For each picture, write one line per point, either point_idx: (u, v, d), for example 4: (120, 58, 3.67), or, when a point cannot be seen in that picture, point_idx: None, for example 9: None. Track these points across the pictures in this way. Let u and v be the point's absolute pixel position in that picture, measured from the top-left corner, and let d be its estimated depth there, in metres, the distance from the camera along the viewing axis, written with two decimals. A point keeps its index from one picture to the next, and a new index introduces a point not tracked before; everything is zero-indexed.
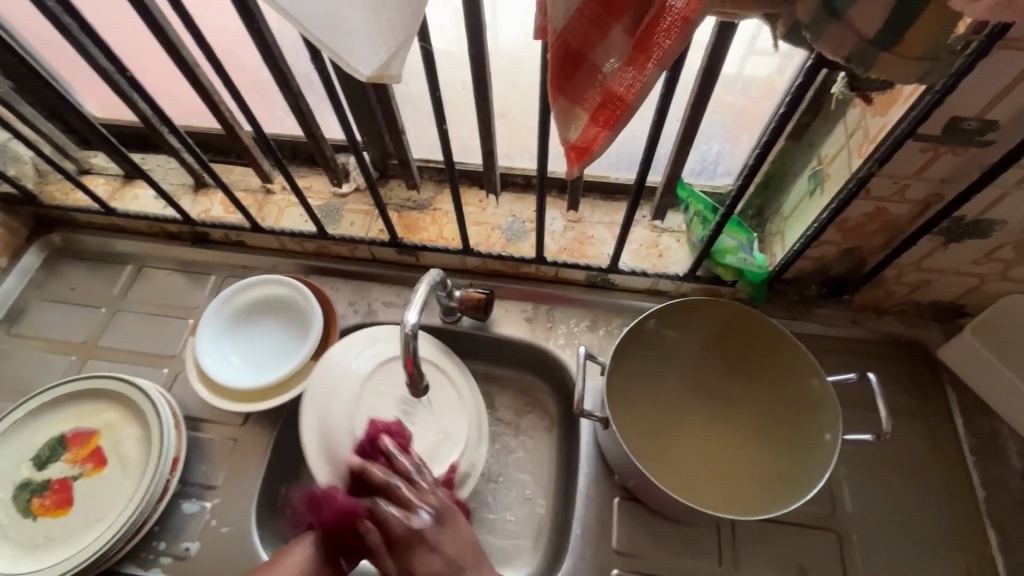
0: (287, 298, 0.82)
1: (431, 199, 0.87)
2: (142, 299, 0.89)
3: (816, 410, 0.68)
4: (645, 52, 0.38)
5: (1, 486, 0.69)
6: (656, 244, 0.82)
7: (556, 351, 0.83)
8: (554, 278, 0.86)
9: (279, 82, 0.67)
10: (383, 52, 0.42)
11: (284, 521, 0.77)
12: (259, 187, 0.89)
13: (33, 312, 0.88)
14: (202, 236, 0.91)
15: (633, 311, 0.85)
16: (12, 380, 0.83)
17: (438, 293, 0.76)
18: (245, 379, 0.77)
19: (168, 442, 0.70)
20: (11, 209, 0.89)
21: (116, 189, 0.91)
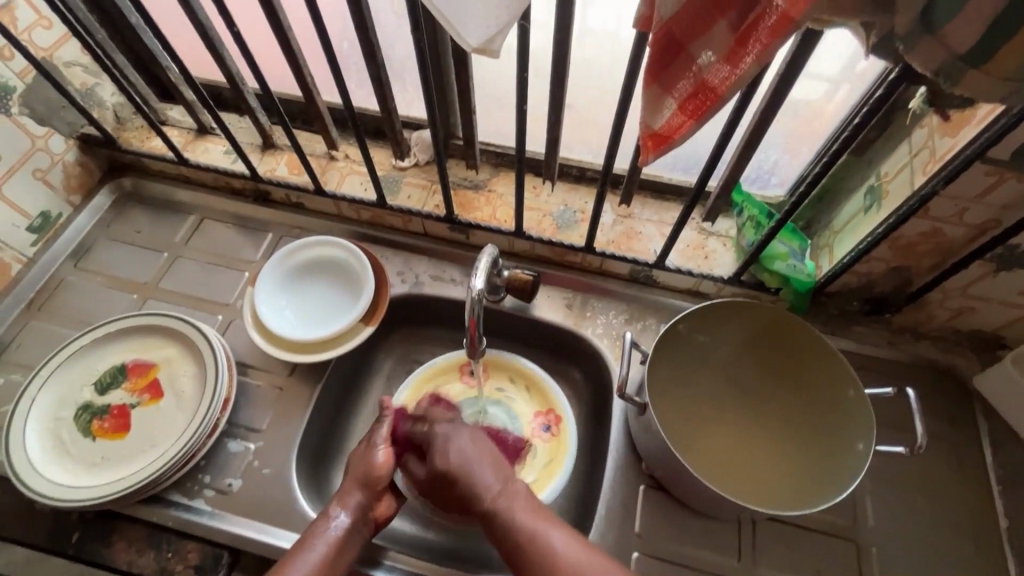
0: (343, 261, 0.86)
1: (487, 181, 0.90)
2: (202, 248, 0.93)
3: (848, 419, 0.70)
4: (744, 48, 0.40)
5: (64, 405, 0.73)
6: (702, 246, 0.84)
7: (593, 339, 0.85)
8: (598, 269, 0.88)
9: (367, 51, 0.71)
10: (493, 26, 0.45)
11: (320, 472, 0.80)
12: (324, 153, 0.93)
13: (99, 249, 0.93)
14: (263, 194, 0.95)
15: (671, 310, 0.87)
16: (75, 310, 0.87)
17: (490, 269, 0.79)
18: (297, 331, 0.81)
19: (222, 383, 0.73)
20: (90, 150, 0.93)
21: (189, 141, 0.95)
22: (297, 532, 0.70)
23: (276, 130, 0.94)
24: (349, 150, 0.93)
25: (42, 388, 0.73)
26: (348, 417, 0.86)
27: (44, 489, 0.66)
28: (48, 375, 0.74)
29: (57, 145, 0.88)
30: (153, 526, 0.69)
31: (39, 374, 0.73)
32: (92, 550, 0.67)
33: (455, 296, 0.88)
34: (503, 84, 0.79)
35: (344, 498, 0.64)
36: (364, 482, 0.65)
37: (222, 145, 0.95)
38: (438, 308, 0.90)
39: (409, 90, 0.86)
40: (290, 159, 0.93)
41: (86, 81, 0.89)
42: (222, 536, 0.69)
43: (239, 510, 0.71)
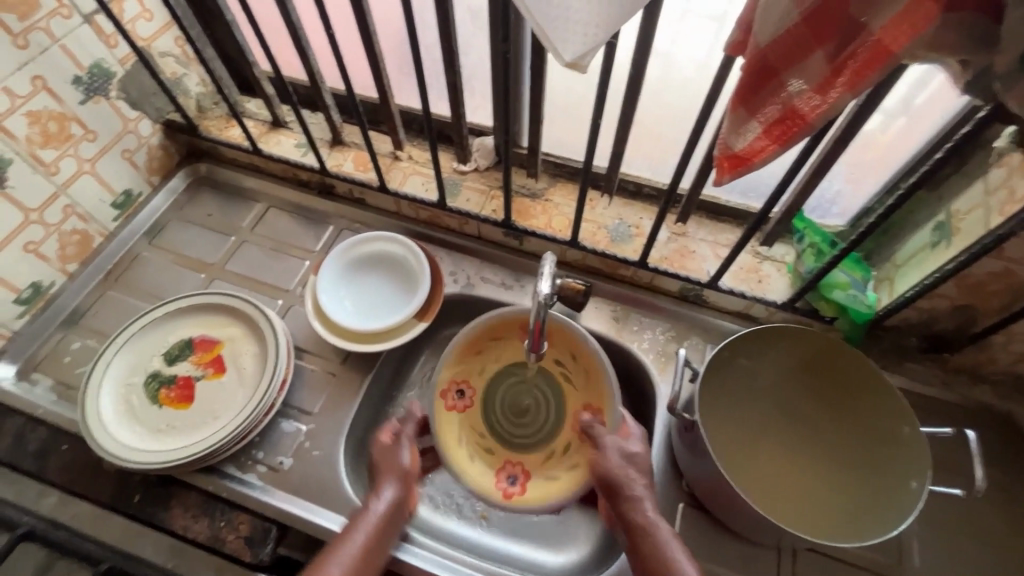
0: (401, 257, 0.89)
1: (545, 190, 0.92)
2: (267, 235, 0.97)
3: (904, 456, 0.69)
4: (838, 79, 0.42)
5: (135, 372, 0.78)
6: (756, 269, 0.84)
7: (639, 353, 0.85)
8: (648, 285, 0.89)
9: (447, 58, 0.74)
10: (587, 43, 0.46)
11: (363, 460, 0.83)
12: (389, 152, 0.96)
13: (173, 228, 0.98)
14: (328, 187, 0.99)
15: (719, 330, 0.87)
16: (147, 284, 0.92)
17: None
18: (355, 321, 0.84)
19: (282, 364, 0.76)
20: (172, 135, 0.99)
21: (263, 133, 1.00)
22: (342, 514, 0.72)
23: (346, 127, 0.98)
24: (413, 152, 0.96)
25: (116, 354, 0.77)
26: (392, 409, 0.88)
27: (114, 449, 0.70)
28: (122, 342, 0.79)
29: (145, 129, 0.93)
30: (208, 496, 0.73)
31: (115, 340, 0.78)
32: (151, 513, 0.71)
33: (506, 299, 0.90)
34: (571, 97, 0.81)
35: (381, 493, 0.68)
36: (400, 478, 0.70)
37: (294, 138, 0.99)
38: (487, 310, 0.92)
39: (478, 98, 0.88)
40: (356, 155, 0.97)
41: (177, 71, 0.94)
42: (272, 510, 0.72)
43: (288, 488, 0.74)
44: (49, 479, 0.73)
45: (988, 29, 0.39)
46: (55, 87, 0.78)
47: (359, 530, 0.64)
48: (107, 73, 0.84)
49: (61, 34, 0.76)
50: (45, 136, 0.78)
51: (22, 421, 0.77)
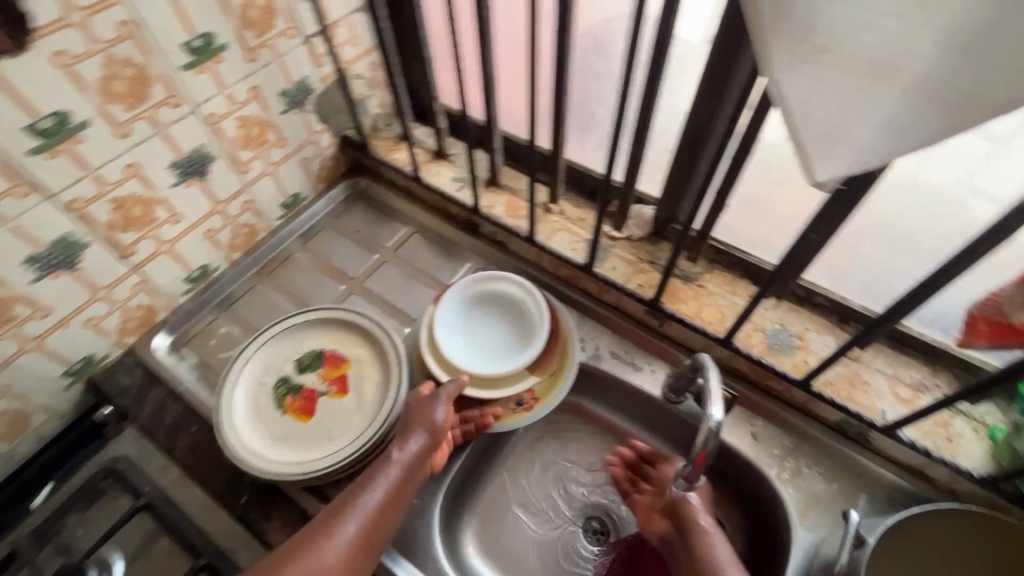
0: (518, 300, 0.84)
1: (700, 275, 0.85)
2: (407, 259, 0.99)
3: None
4: None
5: (268, 373, 0.81)
6: (946, 424, 0.71)
7: (777, 483, 0.74)
8: (800, 406, 0.78)
9: (639, 129, 0.70)
10: (852, 167, 0.40)
11: (454, 518, 0.79)
12: (542, 203, 0.94)
13: (325, 235, 1.03)
14: (473, 225, 0.99)
15: (879, 481, 0.74)
16: (292, 284, 0.97)
17: (686, 370, 0.74)
18: (465, 358, 0.80)
19: (400, 401, 0.76)
20: (344, 148, 1.05)
21: (425, 161, 1.03)
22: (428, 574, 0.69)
23: (505, 170, 0.98)
24: (566, 206, 0.94)
25: (256, 352, 0.81)
26: (489, 467, 0.85)
27: (237, 447, 0.73)
28: (263, 341, 0.82)
29: (324, 142, 0.99)
30: (306, 516, 0.72)
31: (258, 338, 0.81)
32: (252, 518, 0.72)
33: (633, 381, 0.84)
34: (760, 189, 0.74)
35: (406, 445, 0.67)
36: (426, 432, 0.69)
37: (452, 172, 1.01)
38: (609, 387, 0.86)
39: (649, 166, 0.84)
40: (508, 200, 0.96)
41: (364, 92, 0.99)
42: None
43: None
44: (175, 456, 0.77)
45: None
46: (265, 97, 0.84)
47: (370, 496, 0.63)
48: (308, 88, 0.90)
49: (283, 51, 0.83)
50: (247, 138, 0.85)
51: (164, 392, 0.82)
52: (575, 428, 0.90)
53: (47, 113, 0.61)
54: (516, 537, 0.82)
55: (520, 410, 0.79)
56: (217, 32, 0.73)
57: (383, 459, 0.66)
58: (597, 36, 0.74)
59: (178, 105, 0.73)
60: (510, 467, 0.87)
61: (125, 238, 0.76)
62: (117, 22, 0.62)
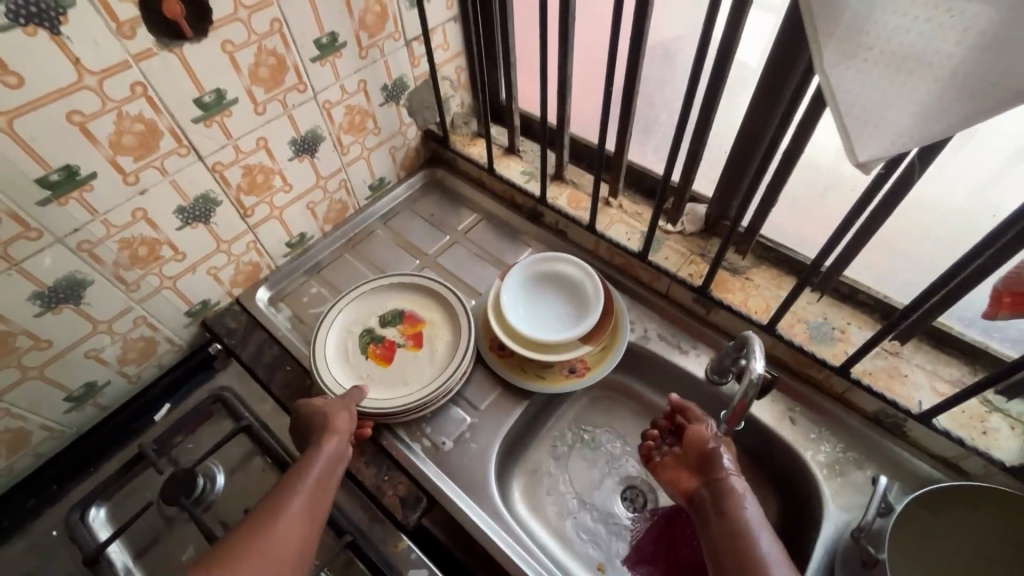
0: (575, 278, 0.93)
1: (747, 269, 0.91)
2: (475, 241, 1.10)
3: None
4: None
5: (355, 323, 0.92)
6: (982, 419, 0.74)
7: (811, 463, 0.79)
8: (839, 395, 0.83)
9: (700, 128, 0.78)
10: (891, 147, 0.47)
11: (505, 470, 0.88)
12: (602, 197, 1.03)
13: (403, 216, 1.15)
14: (537, 214, 1.09)
15: (913, 471, 0.78)
16: (373, 256, 1.09)
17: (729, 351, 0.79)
18: (526, 326, 0.89)
19: (466, 357, 0.86)
20: (426, 141, 1.18)
21: (498, 156, 1.14)
22: (482, 509, 0.78)
23: (570, 166, 1.08)
24: (624, 201, 1.02)
25: (346, 305, 0.93)
26: (538, 430, 0.94)
27: (327, 379, 0.84)
28: (354, 296, 0.94)
29: (411, 133, 1.12)
30: (379, 450, 0.83)
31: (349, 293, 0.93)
32: None
33: (678, 362, 0.90)
34: (810, 189, 0.80)
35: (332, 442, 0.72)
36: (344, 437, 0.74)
37: (521, 166, 1.11)
38: (655, 367, 0.93)
39: (706, 166, 0.91)
40: (571, 193, 1.06)
41: (449, 92, 1.12)
42: (426, 483, 0.79)
43: (443, 467, 0.81)
44: (272, 389, 0.89)
45: None
46: (369, 90, 0.98)
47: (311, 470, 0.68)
48: (404, 85, 1.04)
49: (388, 52, 0.96)
50: (350, 125, 0.98)
51: (264, 336, 0.95)
52: (620, 404, 0.97)
53: (210, 89, 0.75)
54: (560, 495, 0.89)
55: (573, 377, 0.88)
56: (340, 32, 0.86)
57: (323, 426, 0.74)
58: (666, 47, 0.84)
59: (303, 91, 0.87)
60: (558, 433, 0.95)
61: (248, 200, 0.90)
62: (269, 19, 0.76)
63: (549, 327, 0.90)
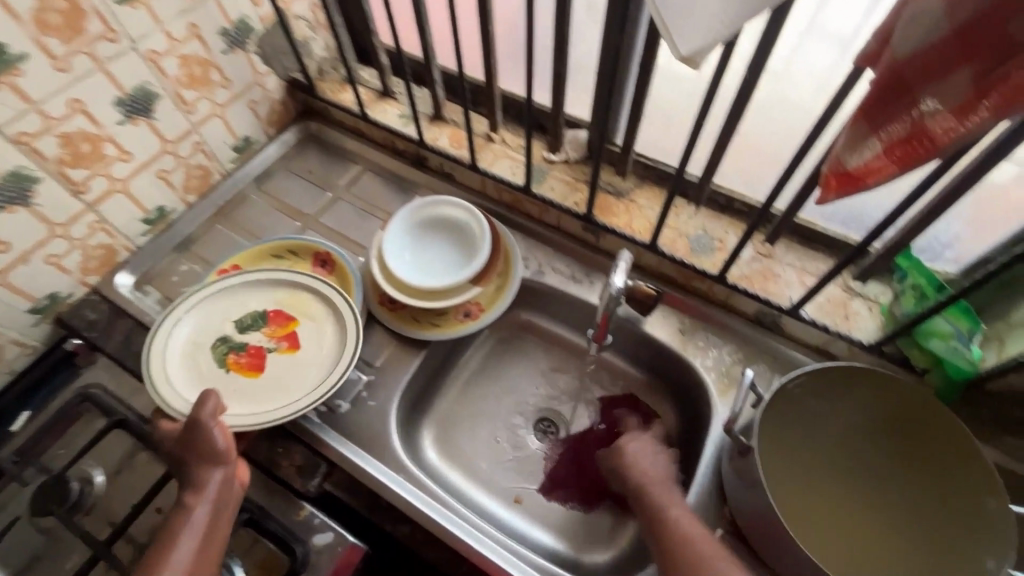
0: (460, 219, 0.89)
1: (630, 191, 0.91)
2: (359, 195, 1.04)
3: (982, 528, 0.62)
4: (981, 100, 0.39)
5: (207, 334, 0.84)
6: (845, 305, 0.79)
7: (700, 369, 0.82)
8: (722, 302, 0.86)
9: (559, 45, 0.75)
10: (707, 37, 0.46)
11: (412, 421, 0.87)
12: (484, 133, 0.99)
13: (279, 177, 1.06)
14: (421, 159, 1.04)
15: (791, 362, 0.82)
16: (249, 223, 1.01)
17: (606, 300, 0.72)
18: (413, 276, 0.86)
19: (354, 316, 0.82)
20: (292, 92, 1.07)
21: (372, 100, 1.06)
22: (386, 464, 0.76)
23: (448, 104, 1.02)
24: (506, 135, 0.98)
25: (188, 312, 0.84)
26: (445, 378, 0.92)
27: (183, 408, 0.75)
28: (197, 304, 0.85)
29: (270, 83, 1.02)
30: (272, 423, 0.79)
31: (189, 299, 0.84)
32: None
33: (573, 292, 0.90)
34: (675, 100, 0.79)
35: (199, 486, 0.64)
36: (210, 458, 0.66)
37: (398, 109, 1.04)
38: (551, 299, 0.93)
39: (579, 89, 0.88)
40: (452, 132, 1.01)
41: (306, 33, 1.02)
42: (325, 447, 0.77)
43: (341, 430, 0.78)
44: None
45: None
46: (204, 35, 0.86)
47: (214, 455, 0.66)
48: (248, 28, 0.93)
49: None
50: (190, 78, 0.88)
51: (131, 323, 0.87)
52: (524, 341, 0.97)
53: None
54: (472, 438, 0.90)
55: (468, 320, 0.86)
56: None
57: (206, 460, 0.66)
58: None
59: (116, 40, 0.76)
60: (465, 378, 0.94)
61: (76, 174, 0.79)
62: None
63: (436, 274, 0.86)
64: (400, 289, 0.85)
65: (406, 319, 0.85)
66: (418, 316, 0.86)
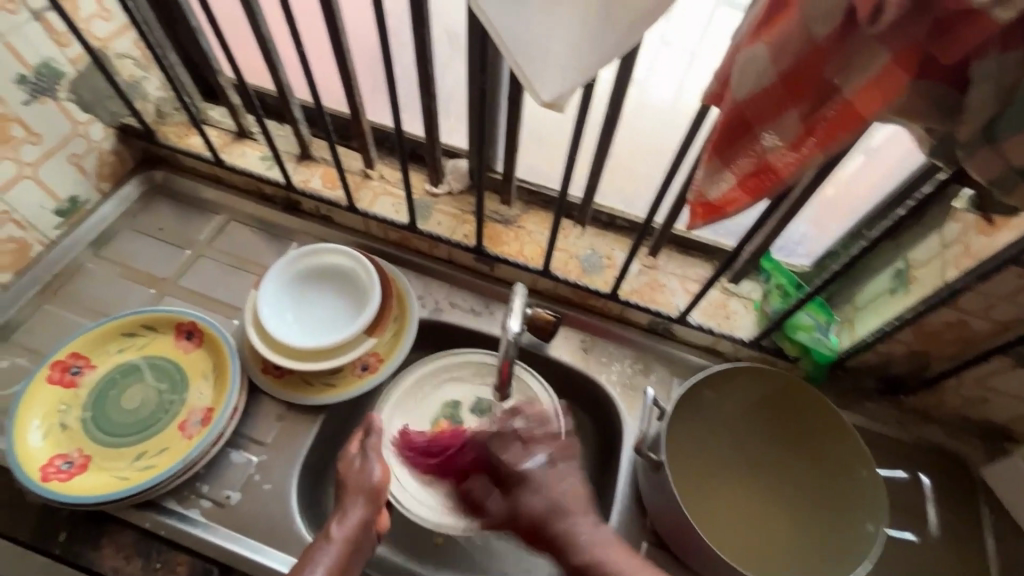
0: (345, 266, 0.83)
1: (517, 217, 0.91)
2: (224, 249, 0.92)
3: (861, 496, 0.69)
4: (810, 136, 0.43)
5: (119, 381, 0.75)
6: (724, 306, 0.85)
7: (606, 386, 0.84)
8: (618, 316, 0.88)
9: (423, 80, 0.72)
10: (566, 84, 0.46)
11: (318, 495, 0.79)
12: (360, 170, 0.93)
13: (122, 239, 0.92)
14: (293, 203, 0.95)
15: (687, 365, 0.86)
16: (88, 298, 0.86)
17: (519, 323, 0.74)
18: (297, 338, 0.78)
19: (234, 393, 0.73)
20: (127, 140, 0.94)
21: (226, 143, 0.96)
22: (291, 554, 0.68)
23: (316, 142, 0.95)
24: (384, 170, 0.94)
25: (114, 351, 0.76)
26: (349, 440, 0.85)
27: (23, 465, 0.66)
28: (130, 343, 0.77)
29: (97, 133, 0.88)
30: (146, 534, 0.68)
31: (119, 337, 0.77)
32: (79, 552, 0.66)
33: (473, 326, 0.88)
34: (547, 127, 0.80)
35: (346, 515, 0.63)
36: (367, 494, 0.64)
37: (259, 151, 0.95)
38: (454, 336, 0.89)
39: (452, 121, 0.87)
40: (325, 171, 0.94)
41: (134, 73, 0.89)
42: (216, 550, 0.67)
43: (233, 525, 0.69)
44: None
45: (949, 98, 0.40)
46: None
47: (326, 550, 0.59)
48: (57, 73, 0.79)
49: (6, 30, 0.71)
50: None
51: None
52: None
53: None
54: None
55: (367, 374, 0.80)
56: None
57: (327, 541, 0.60)
58: None
59: None
60: None
61: None
62: None
63: (325, 330, 0.80)
64: (282, 354, 0.77)
65: (297, 386, 0.78)
66: (313, 380, 0.78)
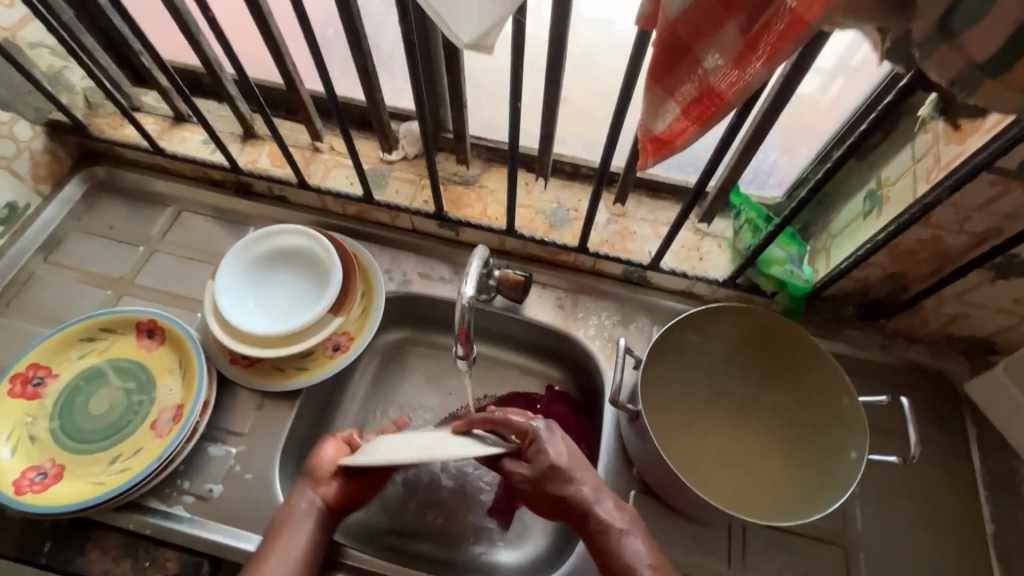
0: (304, 247, 0.80)
1: (478, 177, 0.87)
2: (179, 241, 0.89)
3: (841, 423, 0.69)
4: (753, 50, 0.39)
5: (84, 388, 0.73)
6: (697, 247, 0.82)
7: (585, 340, 0.82)
8: (591, 269, 0.86)
9: (353, 40, 0.67)
10: (486, 22, 0.41)
11: None
12: (308, 144, 0.89)
13: (71, 242, 0.88)
14: (245, 186, 0.91)
15: (665, 311, 0.84)
16: (44, 307, 0.84)
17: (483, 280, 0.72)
18: (262, 325, 0.76)
19: (202, 386, 0.71)
20: (59, 137, 0.89)
21: (165, 129, 0.91)
22: None
23: (257, 119, 0.90)
24: (334, 142, 0.89)
25: (75, 359, 0.74)
26: (331, 421, 0.83)
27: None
28: (92, 349, 0.75)
29: (23, 132, 0.83)
30: (131, 536, 0.67)
31: (79, 343, 0.74)
32: (65, 560, 0.66)
33: (444, 295, 0.85)
34: None
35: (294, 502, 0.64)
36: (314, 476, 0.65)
37: (200, 134, 0.90)
38: (425, 307, 0.87)
39: (397, 81, 0.82)
40: (272, 150, 0.89)
41: (53, 64, 0.83)
42: (203, 544, 0.67)
43: (219, 517, 0.69)
44: None
45: None
46: None
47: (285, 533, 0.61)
48: None
49: None
50: None
51: None
52: (408, 356, 0.90)
53: None
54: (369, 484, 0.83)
55: (339, 353, 0.78)
56: None
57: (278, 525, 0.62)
58: None
59: None
60: (356, 414, 0.85)
61: None
62: None
63: (291, 315, 0.78)
64: (247, 342, 0.75)
65: (266, 373, 0.76)
66: (284, 365, 0.77)
